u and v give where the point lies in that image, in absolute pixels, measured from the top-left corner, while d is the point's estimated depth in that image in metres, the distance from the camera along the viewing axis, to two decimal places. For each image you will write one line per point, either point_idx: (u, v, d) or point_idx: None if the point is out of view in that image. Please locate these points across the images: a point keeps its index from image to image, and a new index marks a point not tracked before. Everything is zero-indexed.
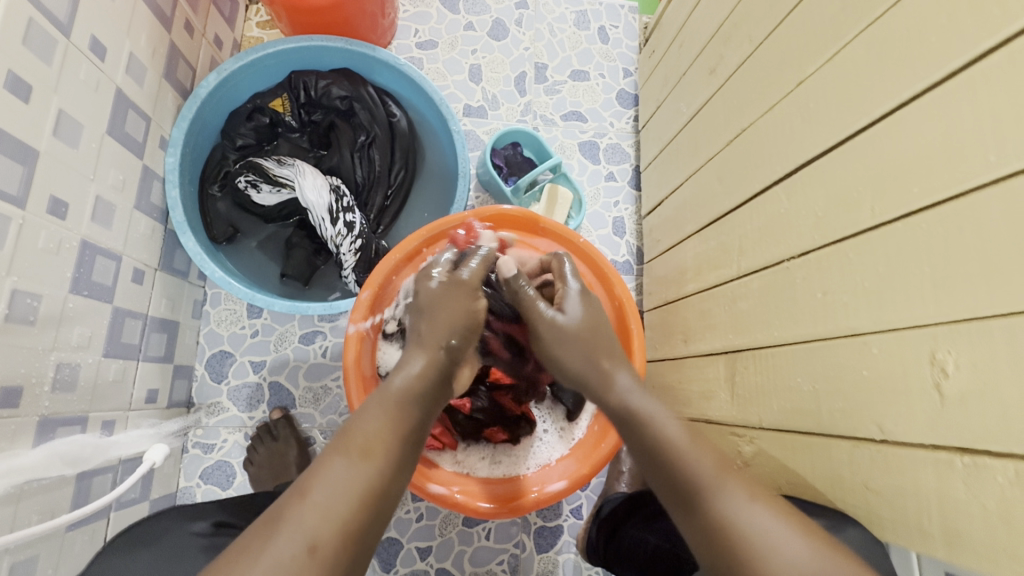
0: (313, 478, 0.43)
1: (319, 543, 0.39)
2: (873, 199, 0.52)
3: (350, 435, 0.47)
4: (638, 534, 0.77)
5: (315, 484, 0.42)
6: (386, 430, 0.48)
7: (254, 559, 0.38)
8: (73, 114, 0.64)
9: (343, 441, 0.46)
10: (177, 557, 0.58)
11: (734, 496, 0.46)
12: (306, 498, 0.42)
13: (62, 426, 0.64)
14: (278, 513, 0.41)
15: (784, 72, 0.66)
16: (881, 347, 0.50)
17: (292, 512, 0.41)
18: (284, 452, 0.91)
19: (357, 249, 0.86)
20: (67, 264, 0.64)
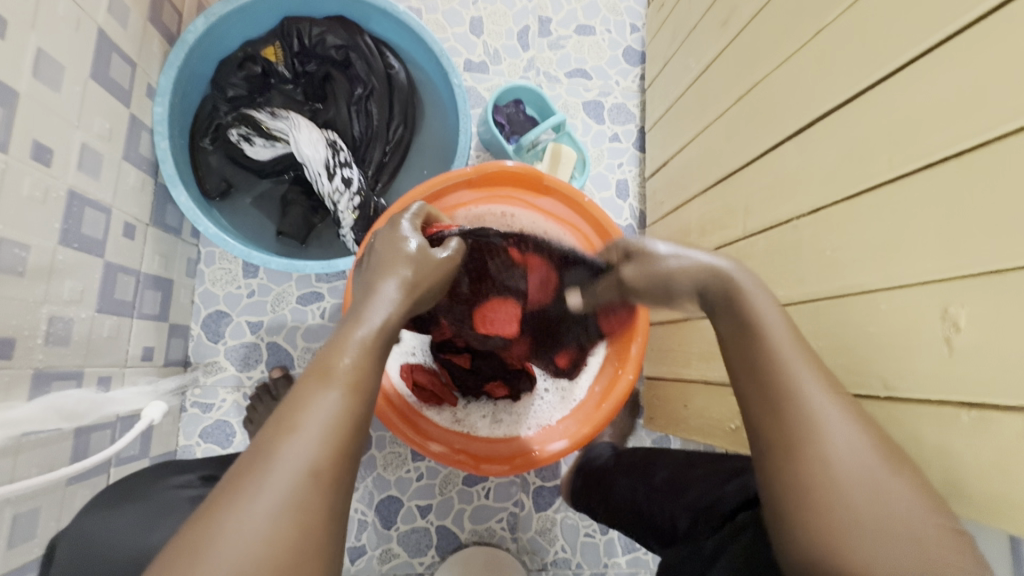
0: (298, 412, 0.36)
1: (319, 470, 0.35)
2: (891, 150, 0.50)
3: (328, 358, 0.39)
4: (628, 485, 0.77)
5: (302, 415, 0.36)
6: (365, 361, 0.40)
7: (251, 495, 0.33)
8: (54, 54, 0.60)
9: (318, 372, 0.38)
10: (174, 507, 0.58)
11: (809, 390, 0.42)
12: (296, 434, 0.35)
13: (57, 380, 0.63)
14: (261, 445, 0.35)
15: (802, 21, 0.63)
16: (891, 303, 0.49)
17: (282, 445, 0.35)
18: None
19: (356, 206, 0.84)
20: (54, 215, 0.61)
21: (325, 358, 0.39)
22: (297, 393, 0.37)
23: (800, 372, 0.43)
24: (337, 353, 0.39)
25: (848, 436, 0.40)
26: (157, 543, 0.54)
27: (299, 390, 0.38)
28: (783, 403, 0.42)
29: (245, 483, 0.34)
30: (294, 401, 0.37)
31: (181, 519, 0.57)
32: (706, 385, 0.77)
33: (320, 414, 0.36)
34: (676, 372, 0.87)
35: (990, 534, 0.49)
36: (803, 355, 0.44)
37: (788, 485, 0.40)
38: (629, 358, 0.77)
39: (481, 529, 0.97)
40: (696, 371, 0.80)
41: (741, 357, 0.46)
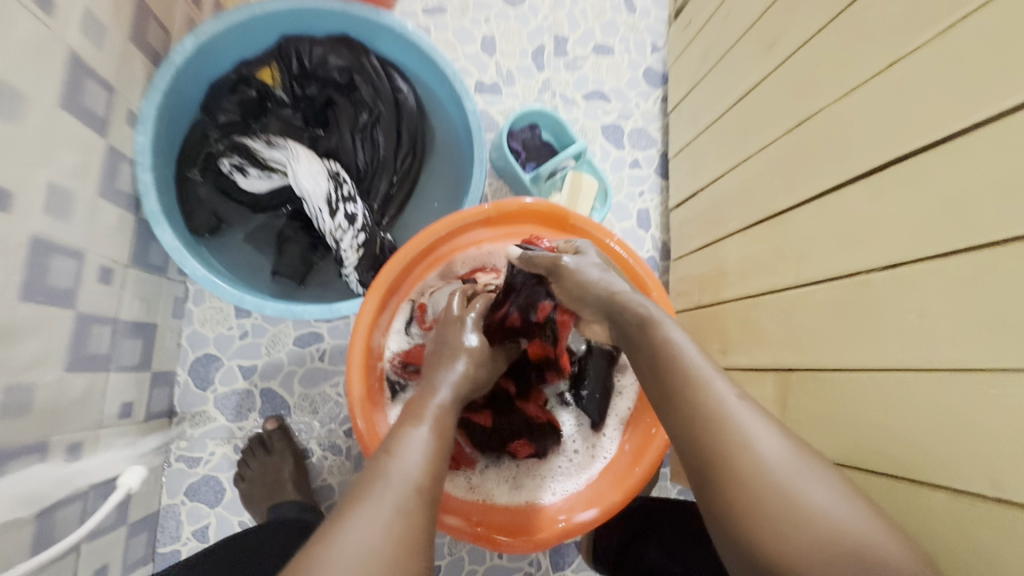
0: (395, 442, 0.46)
1: (420, 488, 0.43)
2: (997, 205, 0.42)
3: (415, 409, 0.50)
4: (660, 560, 0.72)
5: (400, 446, 0.45)
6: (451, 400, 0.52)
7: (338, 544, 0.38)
8: (14, 82, 0.52)
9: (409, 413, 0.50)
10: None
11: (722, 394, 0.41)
12: (393, 458, 0.44)
13: (18, 457, 0.55)
14: (373, 471, 0.44)
15: (870, 50, 0.56)
16: (1002, 389, 0.41)
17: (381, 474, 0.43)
18: (279, 466, 0.82)
19: (360, 245, 0.76)
20: (13, 267, 0.53)
21: (415, 405, 0.51)
22: (395, 432, 0.47)
23: (732, 406, 0.40)
24: (432, 389, 0.53)
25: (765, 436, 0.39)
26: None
27: (399, 428, 0.48)
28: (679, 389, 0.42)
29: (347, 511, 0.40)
30: (395, 436, 0.47)
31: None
32: None
33: (414, 447, 0.46)
34: None
35: None
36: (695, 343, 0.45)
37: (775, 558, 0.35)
38: None
39: None
40: None
41: (676, 417, 0.42)
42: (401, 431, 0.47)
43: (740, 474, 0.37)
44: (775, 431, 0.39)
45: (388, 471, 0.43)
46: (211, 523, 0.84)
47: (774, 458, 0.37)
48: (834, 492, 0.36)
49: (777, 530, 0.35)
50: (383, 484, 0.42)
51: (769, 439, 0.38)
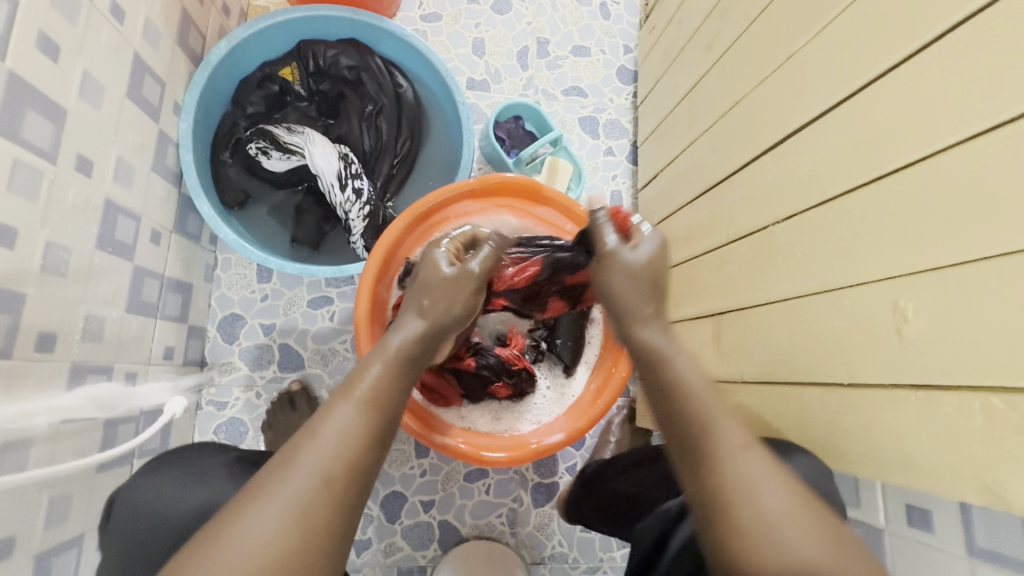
0: (320, 422, 0.46)
1: (330, 478, 0.43)
2: (851, 162, 0.55)
3: (353, 382, 0.50)
4: (615, 485, 0.80)
5: (323, 424, 0.46)
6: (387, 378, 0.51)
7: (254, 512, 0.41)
8: (97, 76, 0.66)
9: (345, 390, 0.49)
10: (212, 474, 0.63)
11: (723, 436, 0.48)
12: (315, 439, 0.45)
13: (92, 374, 0.69)
14: (290, 451, 0.45)
15: (777, 46, 0.69)
16: (852, 300, 0.54)
17: (303, 449, 0.44)
18: (301, 422, 0.92)
19: (366, 215, 0.90)
20: (93, 220, 0.67)
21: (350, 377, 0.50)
22: (324, 409, 0.47)
23: (728, 447, 0.48)
24: (369, 364, 0.51)
25: (760, 475, 0.46)
26: (186, 507, 0.59)
27: (328, 406, 0.48)
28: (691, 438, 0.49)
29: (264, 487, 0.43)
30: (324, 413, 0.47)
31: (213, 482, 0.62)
32: None
33: (334, 430, 0.46)
34: None
35: (944, 508, 0.52)
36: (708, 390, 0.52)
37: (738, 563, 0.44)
38: (622, 357, 0.82)
39: (481, 524, 1.02)
40: None
41: (682, 446, 0.50)
42: (332, 408, 0.47)
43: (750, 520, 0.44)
44: (773, 471, 0.46)
45: (304, 450, 0.44)
46: None
47: (776, 501, 0.44)
48: (805, 516, 0.44)
49: (754, 549, 0.43)
50: (294, 466, 0.43)
51: (766, 481, 0.46)
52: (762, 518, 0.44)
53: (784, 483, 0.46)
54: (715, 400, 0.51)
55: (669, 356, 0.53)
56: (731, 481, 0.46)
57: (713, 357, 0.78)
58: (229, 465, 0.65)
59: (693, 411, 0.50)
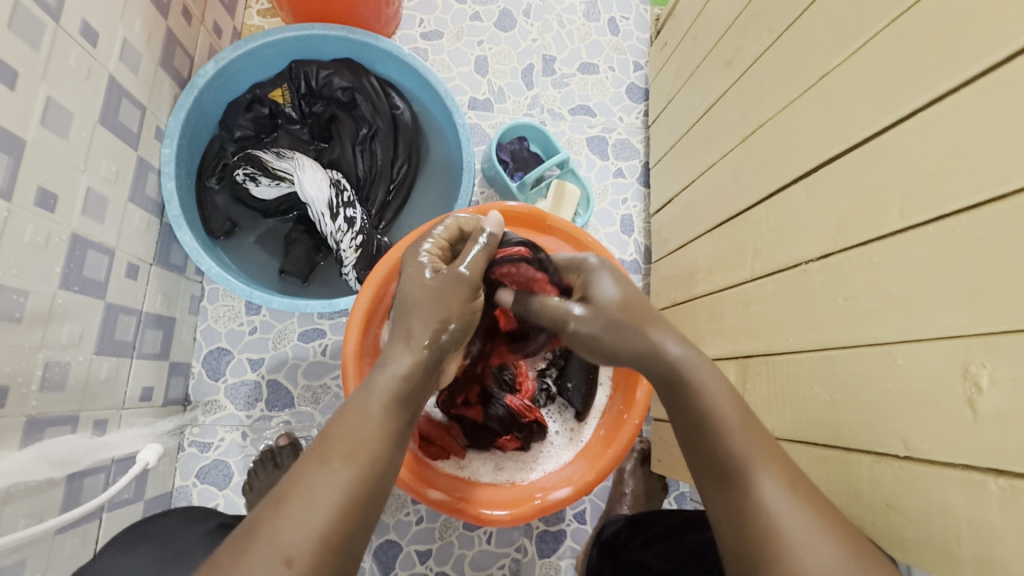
0: (290, 487, 0.42)
1: (293, 557, 0.39)
2: (902, 198, 0.49)
3: (329, 441, 0.46)
4: (635, 556, 0.74)
5: (290, 491, 0.42)
6: (366, 436, 0.46)
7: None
8: (62, 102, 0.61)
9: (323, 448, 0.45)
10: (192, 553, 0.57)
11: (764, 478, 0.44)
12: (282, 507, 0.41)
13: (52, 426, 0.63)
14: (254, 522, 0.41)
15: (808, 65, 0.62)
16: (907, 358, 0.47)
17: (267, 524, 0.40)
18: None
19: (358, 245, 0.84)
20: (56, 259, 0.62)
21: (334, 433, 0.46)
22: (297, 472, 0.44)
23: (771, 496, 0.43)
24: (339, 426, 0.47)
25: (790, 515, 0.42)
26: None
27: (302, 468, 0.44)
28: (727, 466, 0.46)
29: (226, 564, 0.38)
30: (295, 477, 0.43)
31: (191, 566, 0.56)
32: None
33: (312, 493, 0.42)
34: None
35: None
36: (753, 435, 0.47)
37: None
38: (636, 403, 0.74)
39: None
40: None
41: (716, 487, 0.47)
42: (304, 475, 0.43)
43: (759, 524, 0.42)
44: (794, 494, 0.43)
45: (263, 527, 0.40)
46: (219, 503, 0.91)
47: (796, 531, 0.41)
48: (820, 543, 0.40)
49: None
50: (258, 541, 0.39)
51: (778, 493, 0.43)
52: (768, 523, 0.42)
53: (801, 504, 0.43)
54: (752, 442, 0.47)
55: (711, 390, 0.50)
56: (748, 500, 0.44)
57: None
58: (214, 545, 0.59)
59: (733, 441, 0.47)
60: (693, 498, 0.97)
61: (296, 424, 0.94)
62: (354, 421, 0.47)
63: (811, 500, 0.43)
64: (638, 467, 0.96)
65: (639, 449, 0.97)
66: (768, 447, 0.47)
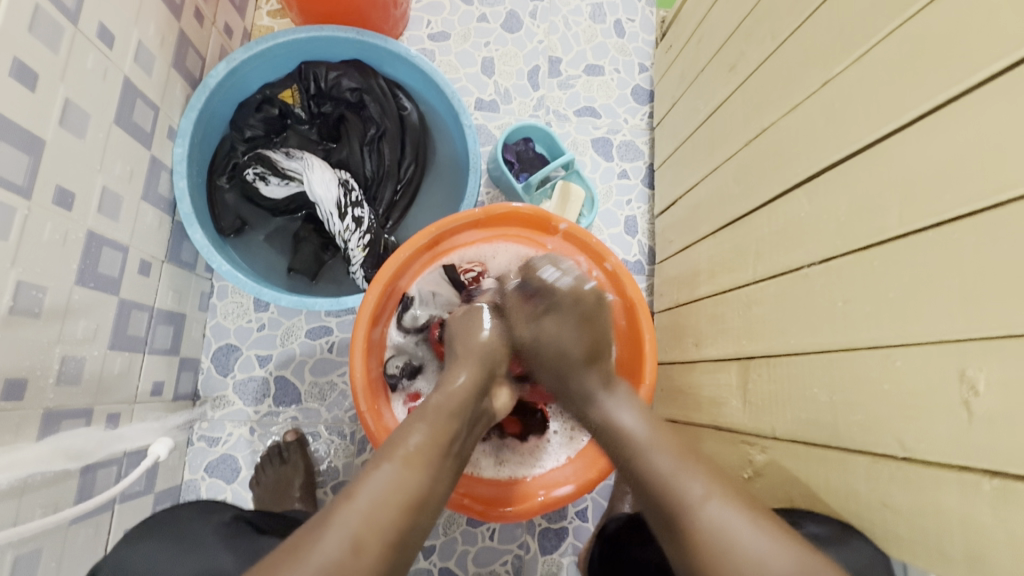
0: (358, 483, 0.48)
1: (360, 544, 0.44)
2: (902, 204, 0.49)
3: (395, 445, 0.52)
4: (639, 554, 0.76)
5: (359, 487, 0.48)
6: (429, 442, 0.53)
7: (304, 559, 0.43)
8: (80, 103, 0.63)
9: (388, 451, 0.51)
10: (203, 543, 0.59)
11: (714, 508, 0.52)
12: (351, 501, 0.46)
13: (67, 419, 0.64)
14: (327, 513, 0.46)
15: (810, 70, 0.63)
16: (904, 360, 0.48)
17: (339, 513, 0.46)
18: (291, 478, 0.89)
19: (366, 244, 0.85)
20: (73, 256, 0.63)
21: (395, 438, 0.53)
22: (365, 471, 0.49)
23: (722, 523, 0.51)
24: (404, 437, 0.53)
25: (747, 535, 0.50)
26: None
27: (364, 471, 0.50)
28: (665, 496, 0.54)
29: (300, 550, 0.44)
30: (357, 477, 0.49)
31: (202, 556, 0.57)
32: (716, 430, 0.76)
33: (369, 491, 0.47)
34: (687, 414, 0.84)
35: None
36: (673, 463, 0.56)
37: None
38: (639, 402, 0.75)
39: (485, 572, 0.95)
40: (708, 416, 0.79)
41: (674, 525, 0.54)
42: (365, 475, 0.49)
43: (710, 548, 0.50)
44: (737, 510, 0.52)
45: (338, 514, 0.46)
46: (227, 497, 0.92)
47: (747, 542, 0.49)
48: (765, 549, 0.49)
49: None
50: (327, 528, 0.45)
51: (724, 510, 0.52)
52: (721, 542, 0.50)
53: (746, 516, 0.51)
54: (688, 471, 0.55)
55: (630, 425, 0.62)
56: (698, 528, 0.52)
57: (738, 406, 0.71)
58: (225, 537, 0.61)
59: (661, 466, 0.56)
60: None
61: (303, 420, 0.95)
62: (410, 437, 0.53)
63: (754, 512, 0.52)
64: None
65: None
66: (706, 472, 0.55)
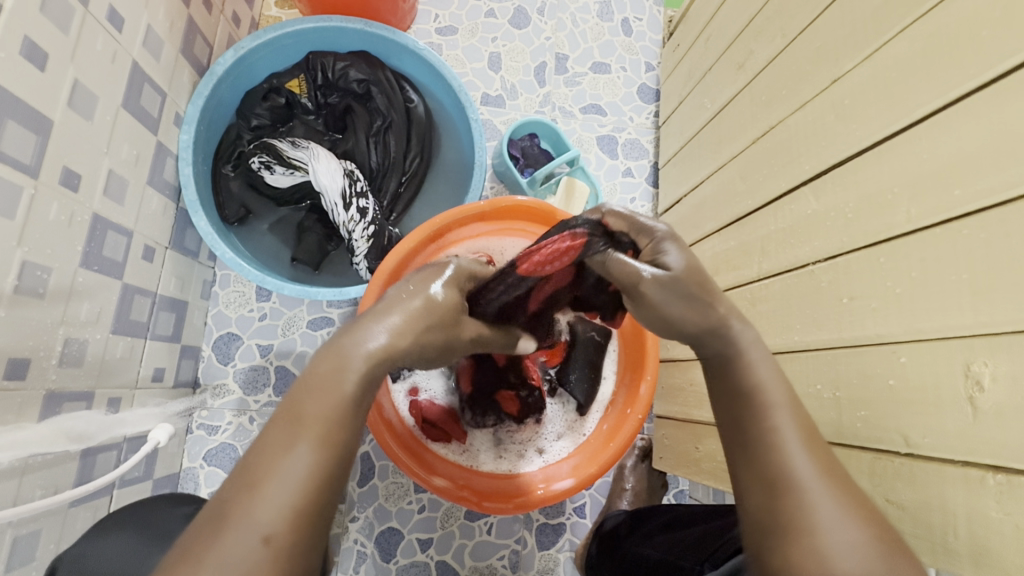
0: (262, 467, 0.38)
1: (273, 535, 0.36)
2: (910, 203, 0.50)
3: (297, 411, 0.40)
4: (637, 549, 0.75)
5: (265, 473, 0.38)
6: (342, 402, 0.41)
7: (204, 555, 0.35)
8: (88, 85, 0.63)
9: (292, 425, 0.40)
10: None
11: (799, 463, 0.42)
12: (254, 491, 0.37)
13: (68, 401, 0.64)
14: (224, 502, 0.37)
15: (820, 68, 0.63)
16: (910, 357, 0.48)
17: (238, 505, 0.36)
18: None
19: (370, 235, 0.85)
20: (77, 239, 0.63)
21: (298, 403, 0.41)
22: (269, 447, 0.39)
23: (807, 479, 0.41)
24: (306, 398, 0.41)
25: (833, 515, 0.39)
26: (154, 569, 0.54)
27: (268, 449, 0.39)
28: (757, 424, 0.45)
29: (202, 542, 0.35)
30: (263, 458, 0.38)
31: None
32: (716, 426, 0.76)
33: (283, 479, 0.37)
34: (688, 412, 0.84)
35: None
36: (796, 427, 0.44)
37: (776, 551, 0.39)
38: (640, 397, 0.75)
39: (481, 566, 0.95)
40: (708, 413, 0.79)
41: (743, 451, 0.44)
42: (268, 451, 0.39)
43: (784, 501, 0.40)
44: (846, 505, 0.39)
45: (241, 507, 0.36)
46: None
47: (824, 518, 0.39)
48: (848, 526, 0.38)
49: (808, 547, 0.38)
50: (228, 527, 0.36)
51: (829, 499, 0.40)
52: (801, 520, 0.39)
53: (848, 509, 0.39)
54: (780, 411, 0.45)
55: (750, 350, 0.48)
56: (780, 471, 0.42)
57: None
58: None
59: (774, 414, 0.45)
60: (692, 495, 0.98)
61: None
62: (325, 395, 0.41)
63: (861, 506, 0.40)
64: (638, 463, 0.97)
65: (641, 446, 0.99)
66: (805, 424, 0.45)
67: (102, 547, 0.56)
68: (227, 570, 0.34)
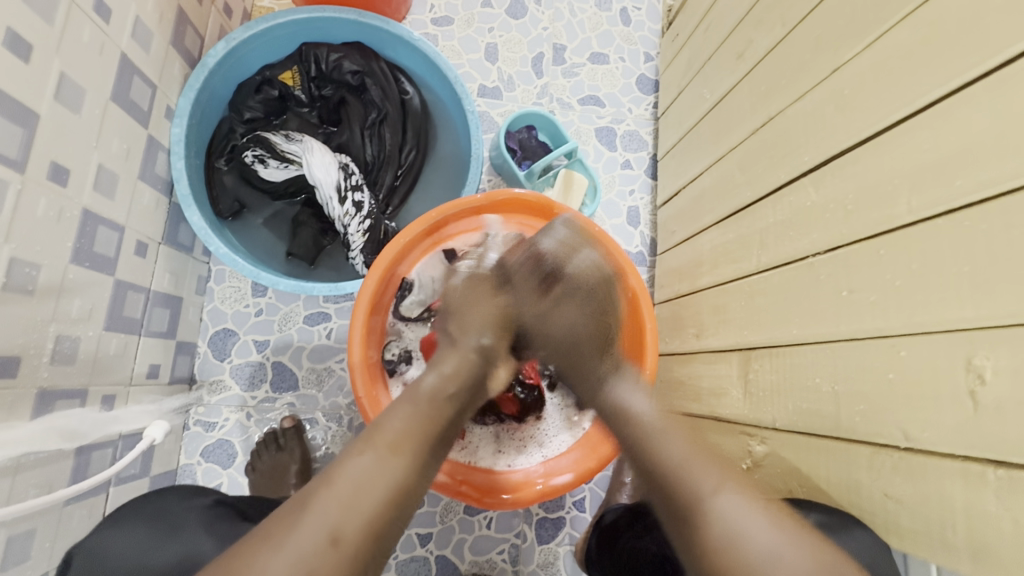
0: (337, 470, 0.45)
1: (340, 536, 0.41)
2: (912, 193, 0.49)
3: (376, 431, 0.49)
4: (636, 543, 0.75)
5: (339, 473, 0.45)
6: (410, 427, 0.50)
7: (281, 541, 0.41)
8: (75, 78, 0.61)
9: (370, 437, 0.48)
10: (188, 524, 0.58)
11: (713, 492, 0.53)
12: (330, 485, 0.44)
13: (61, 400, 0.64)
14: (305, 495, 0.44)
15: (820, 56, 0.62)
16: (911, 350, 0.48)
17: (316, 501, 0.43)
18: (290, 465, 0.88)
19: (366, 229, 0.84)
20: (67, 235, 0.62)
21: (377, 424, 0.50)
22: (345, 455, 0.47)
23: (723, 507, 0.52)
24: (385, 421, 0.50)
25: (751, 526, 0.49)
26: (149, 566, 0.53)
27: (344, 455, 0.47)
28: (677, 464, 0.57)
29: (279, 532, 0.41)
30: (338, 461, 0.46)
31: (189, 536, 0.56)
32: (715, 420, 0.76)
33: (350, 480, 0.44)
34: (686, 406, 0.84)
35: None
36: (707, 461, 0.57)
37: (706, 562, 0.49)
38: None
39: (481, 561, 0.95)
40: (707, 407, 0.78)
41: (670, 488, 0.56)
42: (344, 460, 0.46)
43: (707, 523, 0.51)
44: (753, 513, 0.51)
45: (315, 502, 0.43)
46: (223, 482, 0.91)
47: (745, 529, 0.49)
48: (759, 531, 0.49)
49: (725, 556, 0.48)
50: (303, 516, 0.42)
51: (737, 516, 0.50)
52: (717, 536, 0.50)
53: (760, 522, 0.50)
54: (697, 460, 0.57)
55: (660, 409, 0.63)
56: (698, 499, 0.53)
57: (739, 397, 0.71)
58: (211, 519, 0.60)
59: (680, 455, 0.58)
60: None
61: (300, 406, 0.95)
62: (394, 423, 0.50)
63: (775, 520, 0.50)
64: None
65: None
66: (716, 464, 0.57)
67: (94, 545, 0.56)
68: (295, 559, 0.40)
